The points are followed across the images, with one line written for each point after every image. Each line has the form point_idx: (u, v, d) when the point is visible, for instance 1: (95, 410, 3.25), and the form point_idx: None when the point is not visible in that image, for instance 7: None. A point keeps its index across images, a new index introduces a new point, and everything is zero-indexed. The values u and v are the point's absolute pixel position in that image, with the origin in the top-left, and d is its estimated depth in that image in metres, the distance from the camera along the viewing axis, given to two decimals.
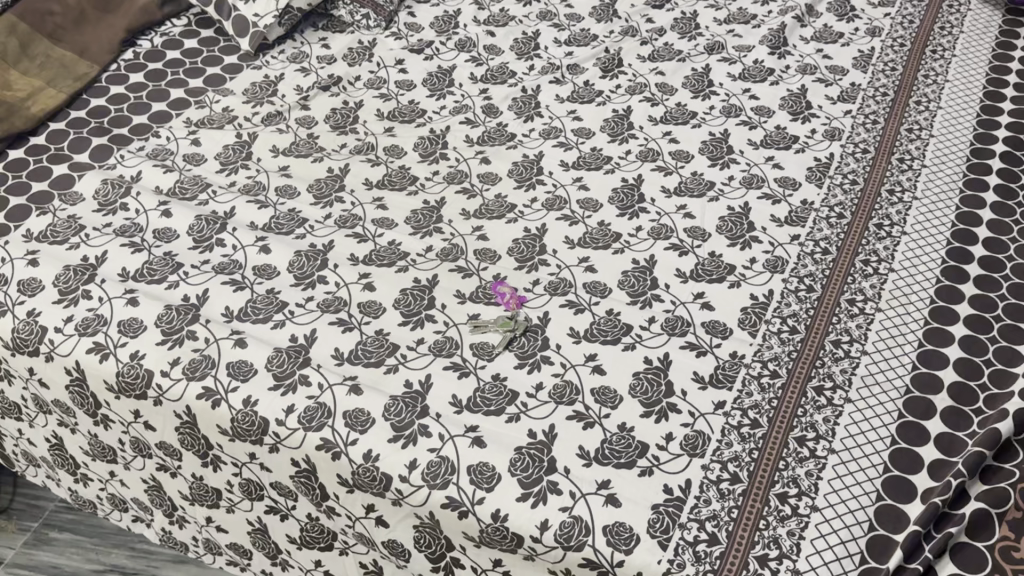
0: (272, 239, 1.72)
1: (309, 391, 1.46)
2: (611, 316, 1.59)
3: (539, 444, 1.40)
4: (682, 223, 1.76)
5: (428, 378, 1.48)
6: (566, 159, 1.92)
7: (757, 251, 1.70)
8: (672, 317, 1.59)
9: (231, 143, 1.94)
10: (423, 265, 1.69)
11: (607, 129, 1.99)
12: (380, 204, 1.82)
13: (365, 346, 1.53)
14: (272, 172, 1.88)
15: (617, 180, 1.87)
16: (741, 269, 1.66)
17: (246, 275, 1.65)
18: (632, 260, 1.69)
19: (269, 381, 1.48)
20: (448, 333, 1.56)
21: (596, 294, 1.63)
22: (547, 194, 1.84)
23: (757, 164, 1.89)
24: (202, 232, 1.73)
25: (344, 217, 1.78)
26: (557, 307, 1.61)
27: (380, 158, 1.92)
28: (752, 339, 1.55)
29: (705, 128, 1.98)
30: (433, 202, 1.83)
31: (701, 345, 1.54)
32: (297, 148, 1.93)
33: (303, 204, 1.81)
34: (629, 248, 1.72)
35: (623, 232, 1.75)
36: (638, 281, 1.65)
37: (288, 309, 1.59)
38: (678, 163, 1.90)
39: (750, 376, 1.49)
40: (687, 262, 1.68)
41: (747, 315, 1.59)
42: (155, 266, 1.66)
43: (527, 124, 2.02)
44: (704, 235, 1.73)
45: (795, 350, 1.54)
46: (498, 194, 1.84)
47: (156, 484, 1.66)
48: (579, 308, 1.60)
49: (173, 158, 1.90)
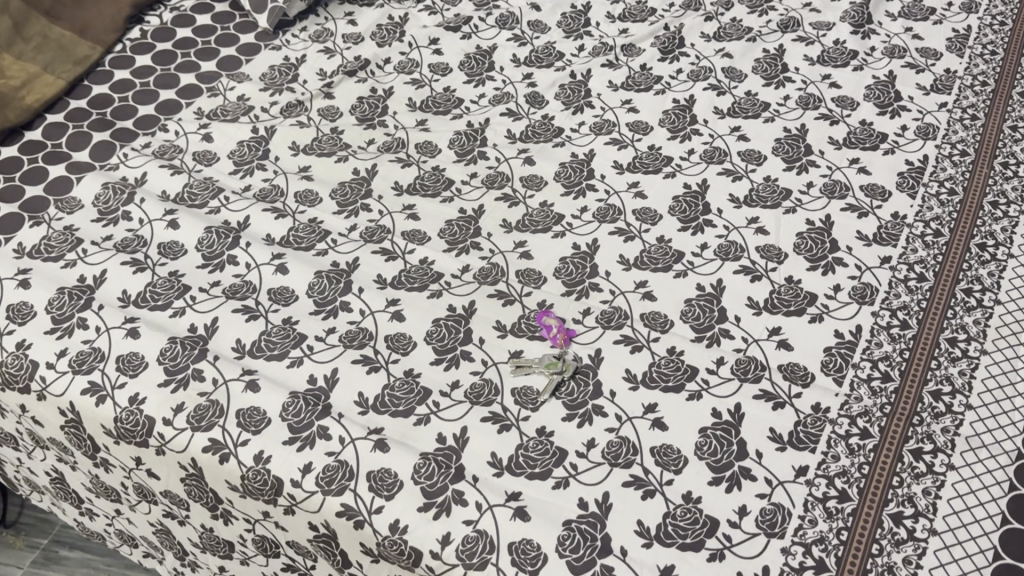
0: (290, 257, 1.53)
1: (328, 446, 1.28)
2: (674, 357, 1.39)
3: (592, 518, 1.21)
4: (754, 240, 1.55)
5: (463, 433, 1.30)
6: (621, 160, 1.71)
7: (842, 276, 1.49)
8: (743, 358, 1.38)
9: (246, 140, 1.74)
10: (459, 288, 1.49)
11: (667, 123, 1.77)
12: (411, 213, 1.62)
13: (392, 390, 1.34)
14: (292, 174, 1.69)
15: (679, 186, 1.65)
16: (823, 299, 1.45)
17: (260, 300, 1.47)
18: (696, 286, 1.48)
19: (283, 432, 1.29)
20: (487, 375, 1.37)
21: (655, 328, 1.43)
22: (599, 201, 1.63)
23: (840, 167, 1.67)
24: (212, 247, 1.55)
25: (370, 229, 1.59)
26: (611, 344, 1.41)
27: (412, 157, 1.73)
28: (838, 388, 1.34)
29: (778, 123, 1.76)
30: (471, 210, 1.62)
31: (778, 396, 1.34)
32: (320, 145, 1.74)
33: (325, 213, 1.62)
34: (693, 271, 1.51)
35: (686, 250, 1.54)
36: (703, 312, 1.44)
37: (305, 343, 1.40)
38: (749, 166, 1.68)
39: (835, 436, 1.29)
40: (760, 290, 1.47)
41: (832, 358, 1.38)
42: (158, 288, 1.48)
43: (575, 116, 1.80)
44: (779, 256, 1.52)
45: (889, 402, 1.33)
46: (544, 201, 1.64)
47: (165, 530, 1.50)
48: (636, 345, 1.40)
49: (181, 156, 1.71)
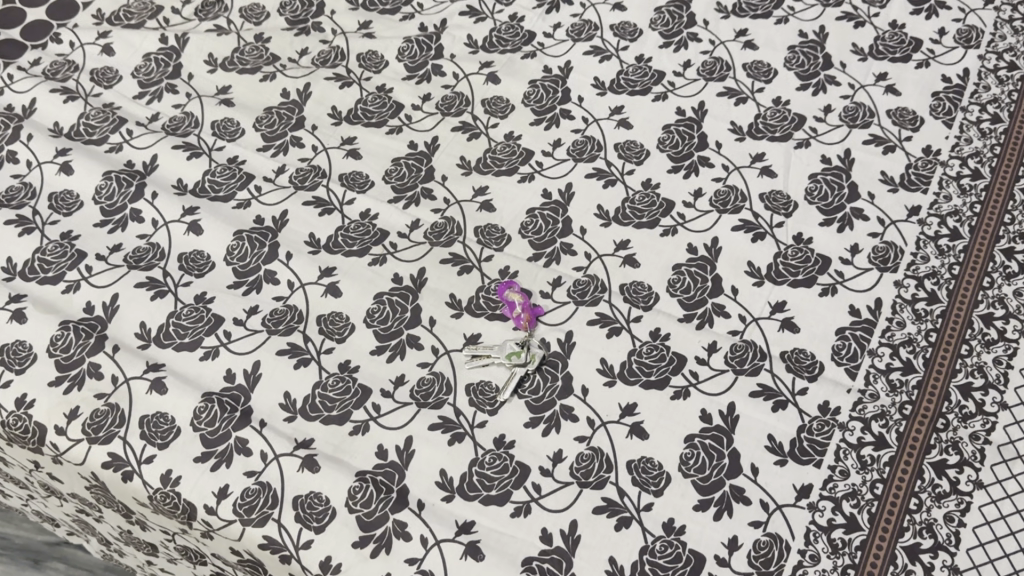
0: (204, 212, 1.29)
1: (248, 464, 1.09)
2: (658, 343, 1.17)
3: (557, 555, 1.02)
4: (758, 185, 1.30)
5: (408, 445, 1.10)
6: (603, 76, 1.43)
7: (861, 234, 1.25)
8: (740, 343, 1.17)
9: (153, 52, 1.46)
10: (407, 251, 1.26)
11: (658, 25, 1.49)
12: (351, 148, 1.36)
13: (324, 390, 1.14)
14: (208, 97, 1.41)
15: (671, 111, 1.39)
16: (837, 265, 1.23)
17: (169, 270, 1.24)
18: (687, 248, 1.25)
19: (195, 447, 1.10)
20: (437, 368, 1.16)
21: (637, 304, 1.21)
22: (575, 133, 1.37)
23: (863, 85, 1.40)
24: (112, 198, 1.30)
25: (302, 171, 1.34)
26: (584, 326, 1.19)
27: (352, 73, 1.45)
28: (851, 383, 1.14)
29: (792, 24, 1.47)
30: (423, 145, 1.37)
31: (780, 393, 1.13)
32: (242, 58, 1.46)
33: (248, 150, 1.36)
34: (684, 226, 1.27)
35: (676, 199, 1.30)
36: (694, 283, 1.22)
37: (222, 328, 1.18)
38: (755, 84, 1.41)
39: (845, 445, 1.10)
40: (763, 253, 1.24)
41: (845, 343, 1.17)
42: (47, 255, 1.24)
43: (548, 16, 1.51)
44: (787, 206, 1.28)
45: (910, 401, 1.13)
46: (509, 133, 1.38)
47: (82, 521, 1.32)
48: (614, 327, 1.19)
49: (76, 76, 1.42)
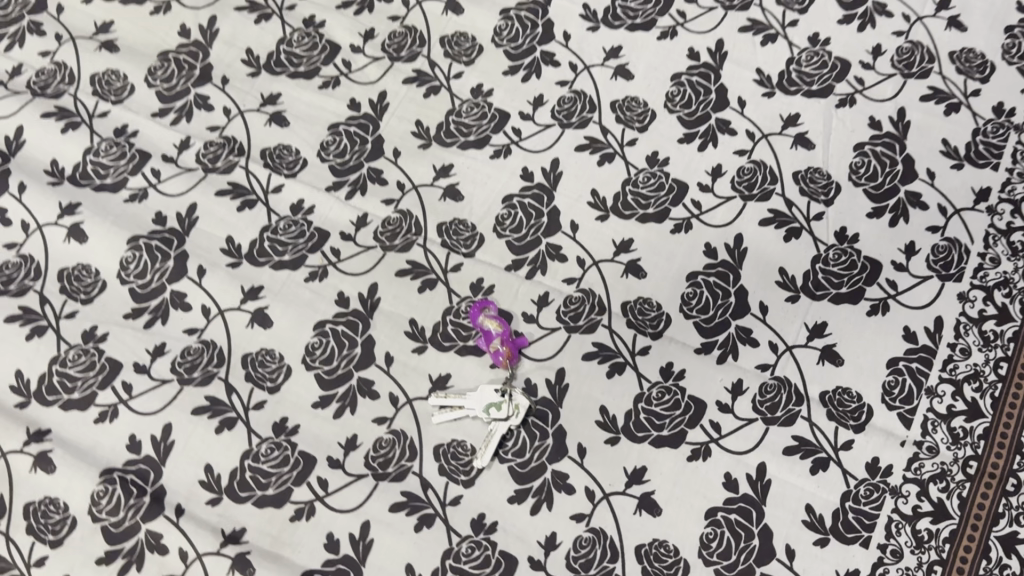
0: (88, 210, 1.01)
1: (164, 566, 0.87)
2: (670, 384, 0.95)
3: None
4: (792, 160, 1.04)
5: (364, 533, 0.89)
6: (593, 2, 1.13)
7: (917, 230, 1.01)
8: (772, 382, 0.95)
9: None
10: (353, 259, 1.00)
11: None
12: (274, 111, 1.07)
13: (255, 461, 0.91)
14: (85, 40, 1.10)
15: (682, 54, 1.10)
16: (889, 273, 0.99)
17: (47, 295, 0.98)
18: (704, 250, 1.00)
19: (97, 544, 0.88)
20: (397, 425, 0.93)
21: (643, 330, 0.97)
22: (560, 87, 1.09)
23: (921, 16, 1.11)
24: None
25: (212, 146, 1.05)
26: (578, 361, 0.96)
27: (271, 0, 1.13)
28: (905, 434, 0.93)
29: None
30: (366, 103, 1.07)
31: (820, 449, 0.93)
32: None
33: (141, 116, 1.06)
34: (700, 219, 1.02)
35: (690, 180, 1.03)
36: (713, 299, 0.98)
37: (120, 378, 0.94)
38: (786, 14, 1.11)
39: (897, 517, 0.90)
40: (798, 257, 1.00)
41: (899, 380, 0.95)
42: None
43: None
44: (828, 189, 1.03)
45: (976, 456, 0.92)
46: (477, 86, 1.09)
47: None
48: (616, 364, 0.96)
49: None
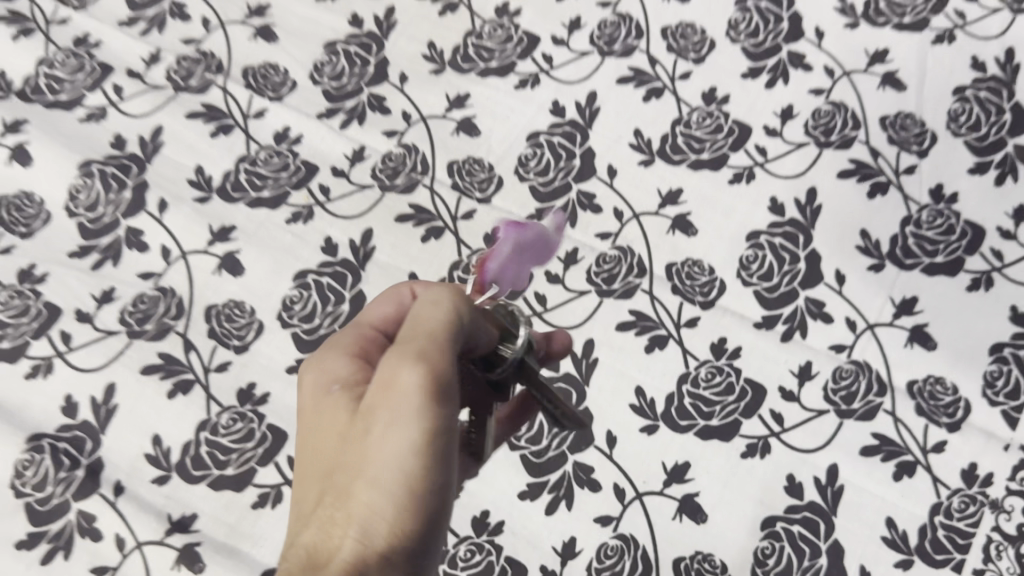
0: (36, 129, 0.85)
1: (95, 554, 0.71)
2: (723, 365, 0.78)
3: None
4: (878, 102, 0.87)
5: None
6: None
7: None
8: (848, 368, 0.78)
9: None
10: (345, 200, 0.84)
11: None
12: (261, 24, 0.90)
13: (213, 435, 0.75)
14: None
15: None
16: (993, 241, 0.82)
17: None
18: (770, 204, 0.83)
19: (18, 526, 0.72)
20: None
21: (691, 298, 0.80)
22: (601, 8, 0.91)
23: None
24: None
25: (186, 62, 0.88)
26: (610, 332, 0.79)
27: None
28: (1010, 436, 0.75)
29: None
30: (371, 21, 0.91)
31: (906, 451, 0.75)
32: None
33: (105, 25, 0.90)
34: (765, 168, 0.85)
35: (753, 123, 0.86)
36: (779, 264, 0.81)
37: (59, 328, 0.78)
38: None
39: (1000, 538, 0.72)
40: (884, 218, 0.83)
41: (1004, 372, 0.77)
42: None
43: None
44: (922, 139, 0.85)
45: None
46: (503, 5, 0.92)
47: None
48: (657, 336, 0.79)
49: None
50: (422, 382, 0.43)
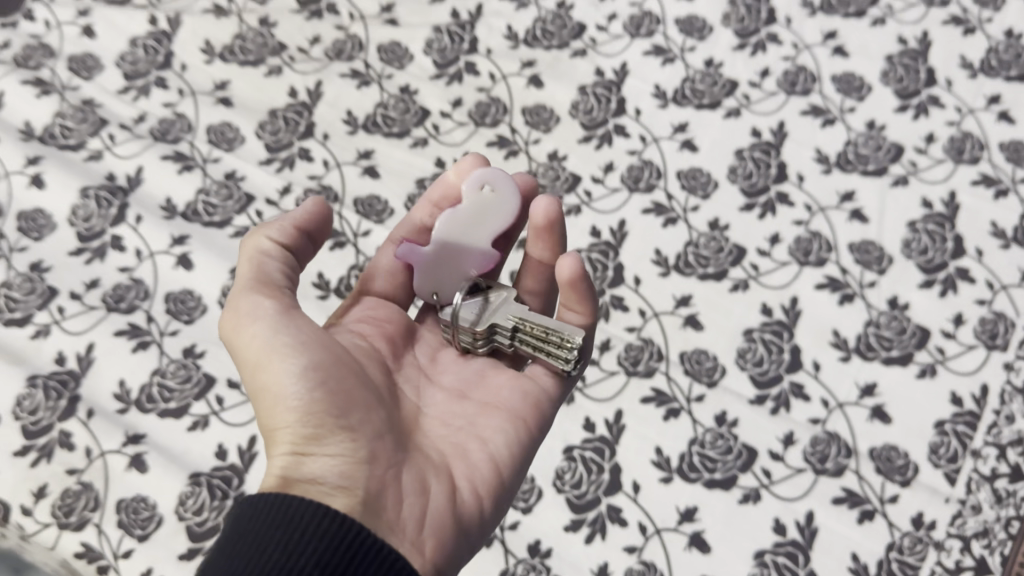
0: (196, 242, 1.12)
1: None
2: (724, 431, 1.00)
3: None
4: (847, 231, 1.11)
5: None
6: (665, 83, 1.22)
7: (967, 301, 1.07)
8: (822, 436, 1.00)
9: (141, 36, 1.26)
10: None
11: (733, 21, 1.26)
12: (368, 165, 1.17)
13: None
14: (204, 94, 1.22)
15: (746, 132, 1.18)
16: (938, 340, 1.05)
17: (153, 313, 1.07)
18: (761, 308, 1.07)
19: (181, 541, 0.95)
20: None
21: (699, 378, 1.03)
22: (630, 155, 1.17)
23: (972, 110, 1.19)
24: (90, 221, 1.13)
25: (311, 193, 1.15)
26: (636, 404, 1.02)
27: (371, 69, 1.24)
28: (950, 491, 0.96)
29: (892, 29, 1.25)
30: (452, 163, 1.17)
31: (867, 501, 0.96)
32: (243, 46, 1.25)
33: (249, 163, 1.17)
34: (758, 280, 1.09)
35: (749, 245, 1.11)
36: (768, 354, 1.04)
37: (214, 393, 1.03)
38: (846, 102, 1.20)
39: (940, 570, 0.93)
40: (851, 320, 1.06)
41: (946, 442, 0.99)
42: (14, 291, 1.08)
43: (603, 3, 1.28)
44: (881, 260, 1.09)
45: (1019, 517, 0.95)
46: (554, 152, 1.18)
47: None
48: (672, 408, 1.02)
49: (52, 64, 1.24)
50: (246, 308, 0.63)
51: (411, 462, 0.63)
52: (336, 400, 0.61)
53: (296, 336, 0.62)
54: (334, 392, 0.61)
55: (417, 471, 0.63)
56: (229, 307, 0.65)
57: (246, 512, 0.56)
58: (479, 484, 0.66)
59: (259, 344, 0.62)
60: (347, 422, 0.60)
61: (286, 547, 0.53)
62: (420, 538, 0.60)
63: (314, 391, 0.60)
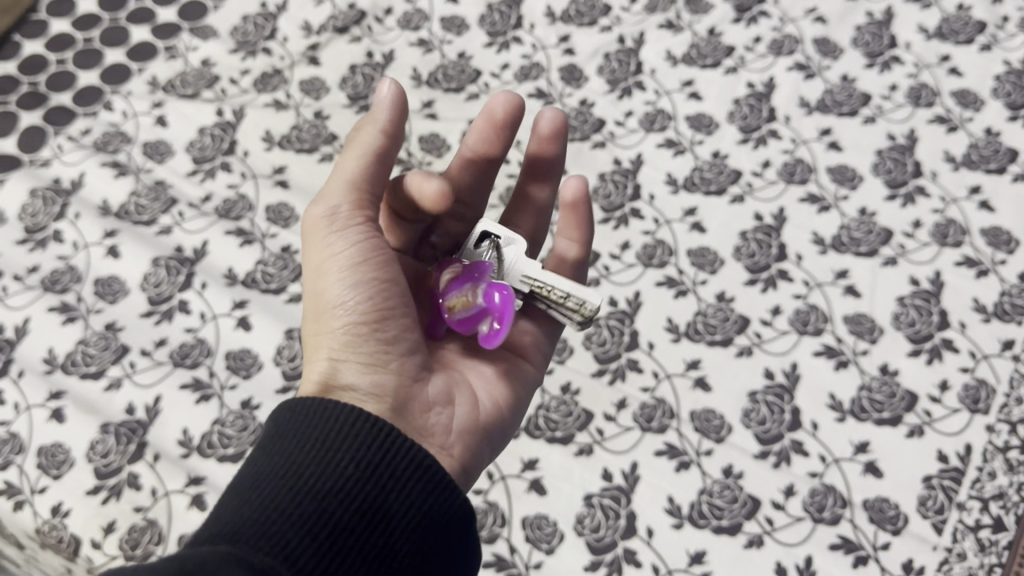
0: (255, 307, 1.25)
1: None
2: (730, 482, 1.10)
3: None
4: (842, 305, 1.23)
5: None
6: (676, 172, 1.36)
7: (952, 369, 1.17)
8: (820, 489, 1.09)
9: (208, 125, 1.41)
10: None
11: (737, 118, 1.40)
12: None
13: None
14: (264, 177, 1.36)
15: (749, 216, 1.31)
16: (925, 404, 1.15)
17: (215, 369, 1.20)
18: (764, 372, 1.18)
19: None
20: (493, 496, 1.09)
21: (708, 435, 1.13)
22: (644, 235, 1.30)
23: (955, 199, 1.31)
24: (160, 287, 1.26)
25: None
26: (650, 457, 1.12)
27: (413, 157, 1.38)
28: (937, 540, 1.05)
29: (882, 126, 1.38)
30: None
31: (861, 547, 1.06)
32: (299, 136, 1.40)
33: None
34: (761, 347, 1.20)
35: (753, 316, 1.22)
36: (771, 414, 1.15)
37: None
38: (840, 191, 1.33)
39: None
40: (845, 385, 1.17)
41: (933, 495, 1.08)
42: (90, 348, 1.21)
43: (621, 102, 1.43)
44: (873, 332, 1.21)
45: (1000, 564, 1.03)
46: None
47: None
48: (683, 461, 1.12)
49: (129, 149, 1.39)
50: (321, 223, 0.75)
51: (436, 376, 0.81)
52: (379, 317, 0.75)
53: (358, 255, 0.74)
54: (375, 307, 0.75)
55: (443, 388, 0.81)
56: (309, 214, 0.76)
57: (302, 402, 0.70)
58: (492, 396, 0.86)
59: (324, 253, 0.75)
60: (386, 336, 0.76)
61: (346, 428, 0.68)
62: (449, 443, 0.79)
63: (363, 304, 0.74)
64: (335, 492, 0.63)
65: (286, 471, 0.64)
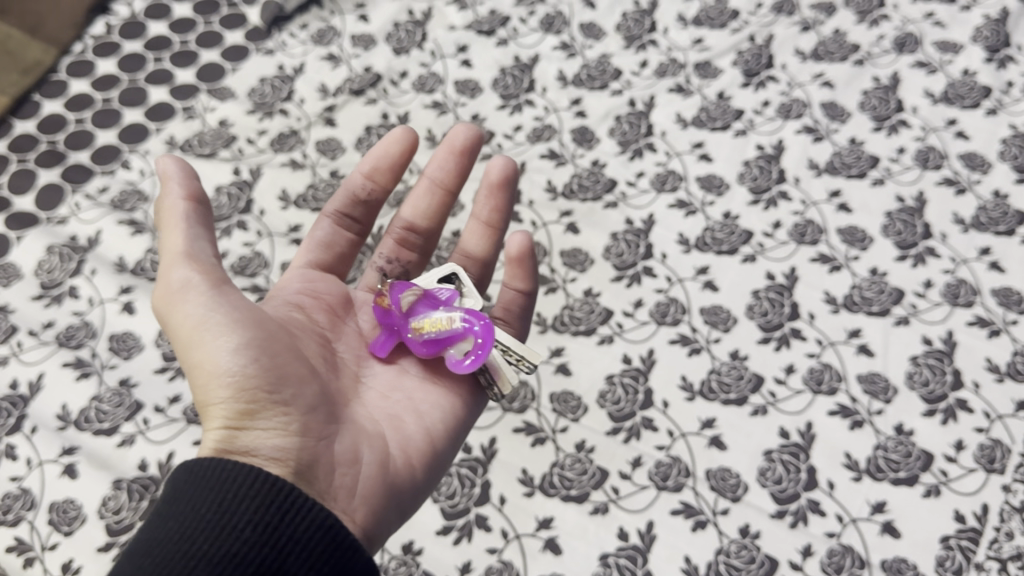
0: None
1: None
2: (747, 541, 1.09)
3: None
4: (855, 364, 1.23)
5: None
6: (688, 232, 1.37)
7: (967, 428, 1.17)
8: (838, 548, 1.09)
9: (225, 184, 1.43)
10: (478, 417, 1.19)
11: (747, 179, 1.42)
12: None
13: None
14: (279, 236, 1.38)
15: (761, 275, 1.32)
16: (941, 463, 1.14)
17: None
18: (779, 431, 1.18)
19: None
20: (508, 555, 1.08)
21: (724, 493, 1.13)
22: (657, 293, 1.31)
23: (965, 260, 1.32)
24: None
25: None
26: (665, 515, 1.11)
27: None
28: None
29: (890, 188, 1.40)
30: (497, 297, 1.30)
31: None
32: (315, 195, 1.42)
33: None
34: (775, 406, 1.20)
35: (767, 374, 1.22)
36: (786, 473, 1.14)
37: None
38: (851, 251, 1.34)
39: None
40: (861, 444, 1.16)
41: (952, 555, 1.07)
42: (104, 404, 1.21)
43: (632, 163, 1.45)
44: (887, 391, 1.21)
45: None
46: (588, 289, 1.32)
47: None
48: (699, 520, 1.11)
49: (146, 207, 1.40)
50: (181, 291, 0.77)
51: (346, 430, 0.80)
52: (268, 375, 0.76)
53: (226, 317, 0.77)
54: (261, 366, 0.76)
55: (353, 439, 0.80)
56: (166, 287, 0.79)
57: (190, 474, 0.72)
58: (410, 451, 0.85)
59: (191, 322, 0.77)
60: (280, 397, 0.76)
61: (235, 496, 0.70)
62: (353, 504, 0.78)
63: (245, 365, 0.75)
64: (224, 558, 0.67)
65: (179, 538, 0.68)
